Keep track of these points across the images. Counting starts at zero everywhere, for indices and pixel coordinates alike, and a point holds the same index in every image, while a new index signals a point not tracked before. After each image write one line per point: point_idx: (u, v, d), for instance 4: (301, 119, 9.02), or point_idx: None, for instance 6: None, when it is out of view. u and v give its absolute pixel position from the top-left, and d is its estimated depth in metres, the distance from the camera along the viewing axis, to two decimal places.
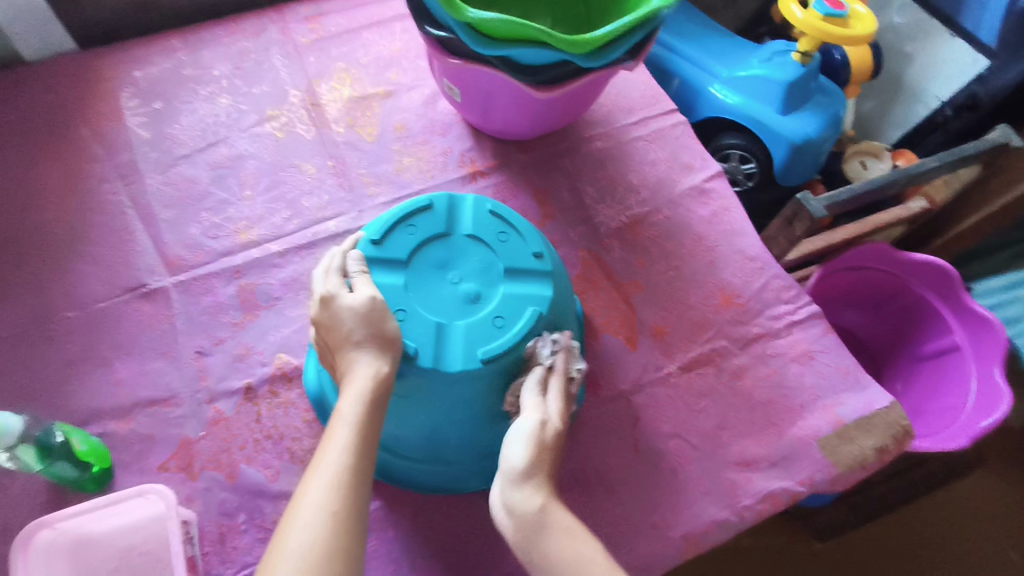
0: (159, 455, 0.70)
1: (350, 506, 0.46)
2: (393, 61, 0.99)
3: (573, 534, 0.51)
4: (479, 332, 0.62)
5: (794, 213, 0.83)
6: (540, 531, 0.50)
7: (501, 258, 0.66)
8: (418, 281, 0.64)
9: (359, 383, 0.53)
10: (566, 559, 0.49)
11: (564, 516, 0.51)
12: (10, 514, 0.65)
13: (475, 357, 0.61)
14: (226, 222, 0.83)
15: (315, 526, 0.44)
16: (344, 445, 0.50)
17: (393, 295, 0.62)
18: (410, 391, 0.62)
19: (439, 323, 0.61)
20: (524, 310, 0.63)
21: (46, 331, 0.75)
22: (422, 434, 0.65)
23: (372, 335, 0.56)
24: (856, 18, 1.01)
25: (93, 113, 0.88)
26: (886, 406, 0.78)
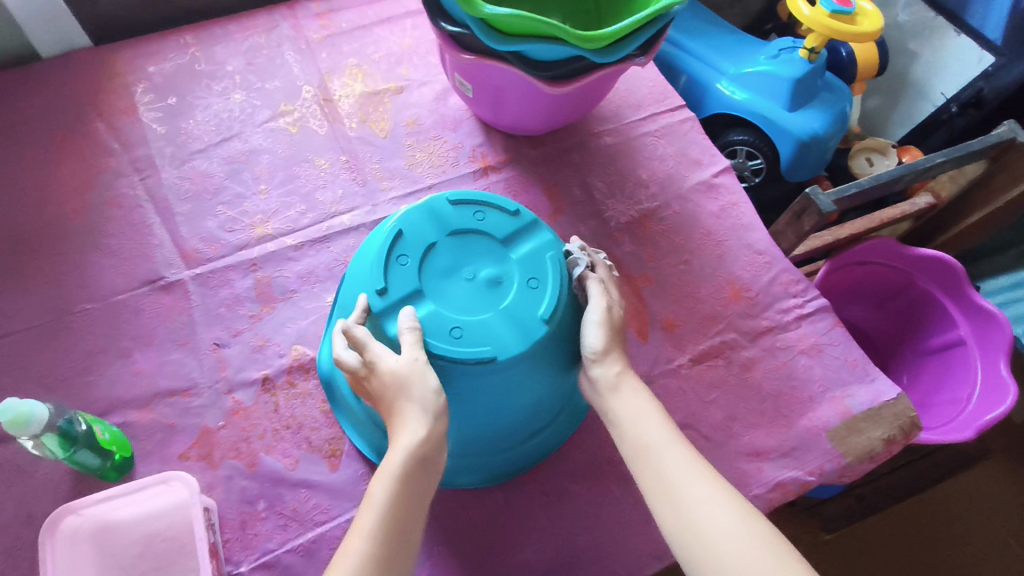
0: (180, 445, 0.71)
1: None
2: (404, 57, 1.00)
3: (638, 396, 0.60)
4: (524, 303, 0.62)
5: (803, 208, 0.84)
6: (613, 391, 0.60)
7: (493, 232, 0.66)
8: (441, 294, 0.62)
9: (397, 457, 0.53)
10: (630, 414, 0.58)
11: (639, 402, 0.59)
12: (34, 502, 0.66)
13: (537, 320, 0.62)
14: (241, 216, 0.84)
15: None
16: (377, 524, 0.50)
17: (436, 323, 0.60)
18: (480, 395, 0.62)
19: (494, 316, 0.61)
20: (542, 259, 0.65)
21: (66, 323, 0.76)
22: (442, 431, 0.66)
23: (419, 404, 0.54)
24: (864, 15, 1.02)
25: (109, 108, 0.89)
26: (894, 398, 0.79)
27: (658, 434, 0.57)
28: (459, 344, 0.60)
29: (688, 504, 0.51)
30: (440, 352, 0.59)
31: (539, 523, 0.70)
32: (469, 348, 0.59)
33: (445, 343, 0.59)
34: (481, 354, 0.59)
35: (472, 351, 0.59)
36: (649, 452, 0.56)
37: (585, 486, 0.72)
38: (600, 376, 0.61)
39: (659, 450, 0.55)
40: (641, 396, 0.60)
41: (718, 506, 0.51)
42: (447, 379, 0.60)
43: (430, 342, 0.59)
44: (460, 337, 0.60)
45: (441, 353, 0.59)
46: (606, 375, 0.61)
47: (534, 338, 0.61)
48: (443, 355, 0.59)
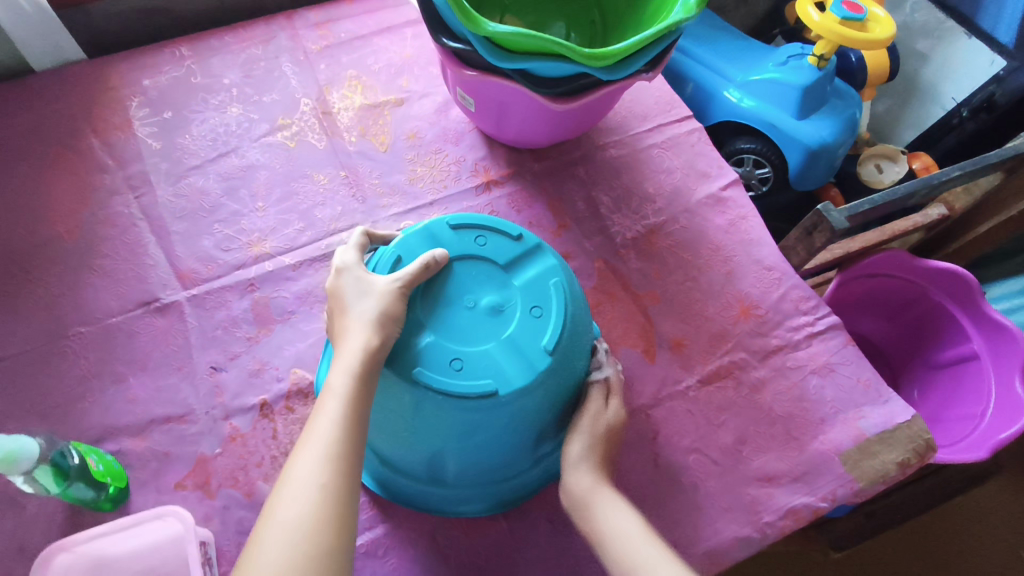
0: (175, 474, 0.69)
1: (338, 486, 0.47)
2: (405, 68, 0.97)
3: (618, 513, 0.57)
4: (529, 332, 0.60)
5: (814, 224, 0.82)
6: (589, 511, 0.58)
7: (494, 258, 0.64)
8: (441, 324, 0.60)
9: (350, 355, 0.53)
10: (610, 536, 0.56)
11: (626, 518, 0.57)
12: (26, 534, 0.65)
13: (541, 351, 0.59)
14: (238, 234, 0.82)
15: (305, 500, 0.45)
16: (335, 418, 0.50)
17: (435, 354, 0.58)
18: (482, 430, 0.60)
19: (496, 348, 0.59)
20: (545, 287, 0.63)
21: (59, 347, 0.74)
22: (443, 462, 0.64)
23: (375, 311, 0.56)
24: (875, 21, 1.00)
25: (102, 123, 0.87)
26: (909, 420, 0.77)
27: (642, 559, 0.54)
28: (460, 377, 0.57)
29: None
30: (440, 385, 0.57)
31: (545, 552, 0.68)
32: (470, 382, 0.57)
33: (445, 376, 0.57)
34: (483, 389, 0.57)
35: (473, 386, 0.57)
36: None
37: None
38: (575, 491, 0.59)
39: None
40: (620, 513, 0.57)
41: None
42: (448, 414, 0.58)
43: (428, 375, 0.57)
44: (460, 369, 0.58)
45: (440, 386, 0.57)
46: (585, 496, 0.59)
47: (538, 369, 0.59)
48: (441, 389, 0.57)
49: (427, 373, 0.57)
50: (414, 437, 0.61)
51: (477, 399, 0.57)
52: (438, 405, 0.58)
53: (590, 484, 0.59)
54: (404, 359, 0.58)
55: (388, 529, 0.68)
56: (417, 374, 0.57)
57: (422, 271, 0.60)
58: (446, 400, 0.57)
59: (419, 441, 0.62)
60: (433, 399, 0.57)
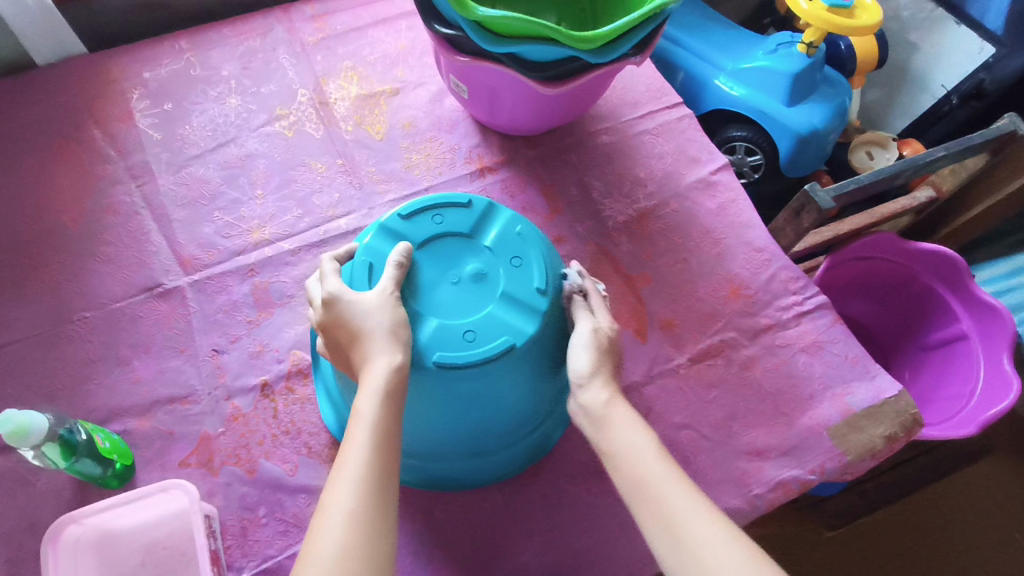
0: (179, 452, 0.71)
1: (373, 513, 0.48)
2: (400, 59, 0.99)
3: (629, 426, 0.56)
4: (516, 282, 0.63)
5: (802, 205, 0.83)
6: (604, 422, 0.57)
7: (459, 230, 0.66)
8: (438, 306, 0.62)
9: (375, 376, 0.54)
10: (625, 448, 0.54)
11: (634, 432, 0.55)
12: (36, 511, 0.67)
13: (536, 291, 0.63)
14: (238, 221, 0.84)
15: (343, 528, 0.46)
16: (365, 444, 0.51)
17: (444, 332, 0.60)
18: (493, 396, 0.63)
19: (498, 311, 0.62)
20: (515, 237, 0.66)
21: (65, 331, 0.76)
22: (447, 436, 0.66)
23: (386, 327, 0.56)
24: (862, 9, 1.01)
25: (104, 115, 0.89)
26: (895, 395, 0.79)
27: (656, 469, 0.52)
28: (476, 346, 0.60)
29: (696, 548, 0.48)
30: (456, 358, 0.59)
31: (539, 525, 0.70)
32: (484, 348, 0.60)
33: (460, 350, 0.59)
34: (500, 350, 0.60)
35: (488, 349, 0.59)
36: (652, 490, 0.51)
37: (584, 487, 0.72)
38: (590, 404, 0.58)
39: (653, 489, 0.51)
40: (633, 424, 0.56)
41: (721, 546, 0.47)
42: (466, 385, 0.60)
43: (444, 353, 0.59)
44: (473, 339, 0.60)
45: (457, 358, 0.59)
46: (597, 403, 0.58)
47: (541, 311, 0.63)
48: (457, 361, 0.59)
49: (442, 352, 0.59)
50: (419, 414, 0.63)
51: (498, 359, 0.60)
52: (458, 379, 0.60)
53: (604, 395, 0.58)
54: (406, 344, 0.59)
55: None
56: (434, 358, 0.59)
57: (400, 271, 0.61)
58: (464, 372, 0.59)
59: (426, 418, 0.64)
60: (450, 376, 0.59)
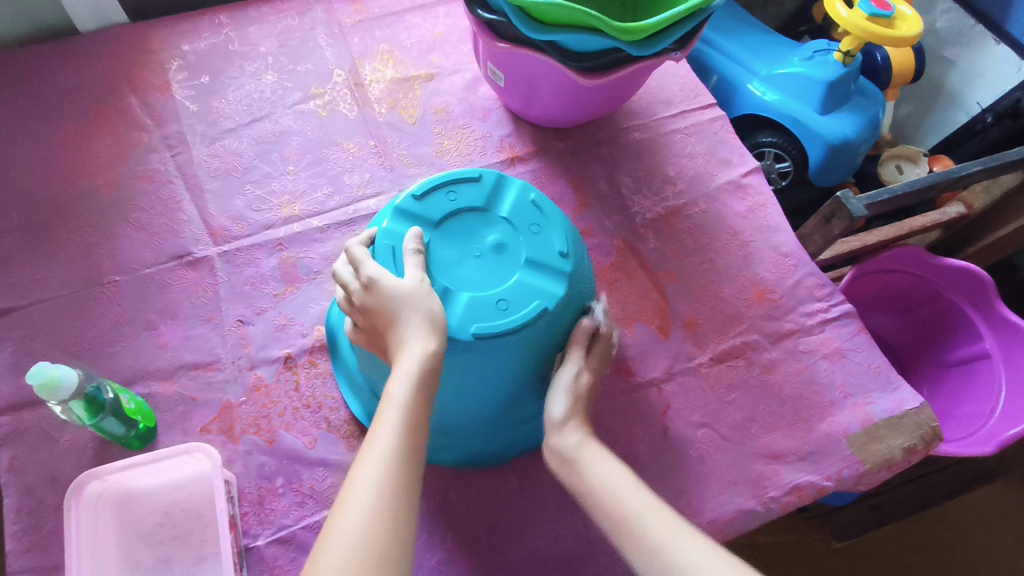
0: (201, 418, 0.72)
1: (399, 498, 0.47)
2: (436, 45, 0.99)
3: (607, 465, 0.56)
4: (539, 247, 0.64)
5: (833, 211, 0.83)
6: (576, 465, 0.57)
7: (472, 205, 0.66)
8: (463, 281, 0.62)
9: (408, 361, 0.54)
10: (603, 489, 0.54)
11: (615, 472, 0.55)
12: (58, 467, 0.68)
13: (556, 255, 0.64)
14: (269, 196, 0.85)
15: (367, 508, 0.46)
16: (395, 426, 0.51)
17: (479, 304, 0.61)
18: (522, 364, 0.64)
19: (526, 278, 0.63)
20: (530, 204, 0.67)
21: (94, 293, 0.77)
22: (475, 411, 0.67)
23: (420, 313, 0.56)
24: (902, 19, 1.00)
25: (143, 84, 0.90)
26: (917, 407, 0.78)
27: (617, 480, 0.54)
28: (510, 314, 0.61)
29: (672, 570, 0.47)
30: (496, 329, 0.60)
31: (553, 513, 0.70)
32: (520, 314, 0.61)
33: (498, 319, 0.60)
34: (535, 316, 0.61)
35: (526, 315, 0.60)
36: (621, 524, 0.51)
37: None
38: (561, 446, 0.59)
39: (633, 521, 0.50)
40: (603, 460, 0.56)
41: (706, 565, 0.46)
42: (504, 354, 0.61)
43: (483, 325, 0.60)
44: (506, 307, 0.61)
45: (497, 328, 0.60)
46: (567, 447, 0.58)
47: (566, 272, 0.64)
48: (497, 330, 0.60)
49: (482, 324, 0.60)
50: (447, 387, 0.64)
51: (535, 322, 0.61)
52: (498, 347, 0.61)
53: (578, 439, 0.59)
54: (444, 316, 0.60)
55: None
56: (474, 330, 0.59)
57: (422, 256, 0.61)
58: (503, 339, 0.60)
59: (454, 390, 0.64)
60: (490, 345, 0.60)
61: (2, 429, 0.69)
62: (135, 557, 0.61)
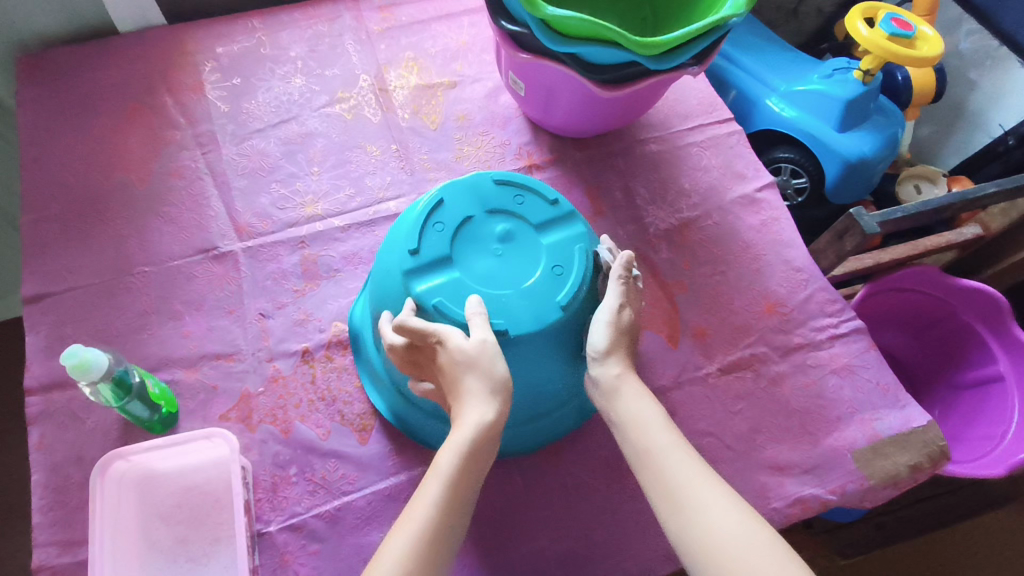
0: (220, 406, 0.75)
1: (425, 568, 0.50)
2: (460, 54, 1.02)
3: (641, 399, 0.59)
4: (535, 212, 0.67)
5: (845, 228, 0.83)
6: (615, 394, 0.60)
7: (459, 218, 0.66)
8: (513, 280, 0.63)
9: (463, 431, 0.55)
10: (630, 417, 0.58)
11: (652, 408, 0.59)
12: (83, 446, 0.71)
13: (551, 208, 0.68)
14: (293, 194, 0.88)
15: (404, 567, 0.49)
16: (433, 498, 0.53)
17: (543, 284, 0.63)
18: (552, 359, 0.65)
19: (548, 242, 0.66)
20: (498, 187, 0.68)
21: (124, 283, 0.80)
22: None
23: (482, 385, 0.56)
24: (923, 40, 1.02)
25: (178, 84, 0.94)
26: (924, 425, 0.78)
27: (652, 416, 0.58)
28: (567, 272, 0.64)
29: (689, 509, 0.52)
30: (573, 292, 0.63)
31: (557, 514, 0.71)
32: (575, 269, 0.64)
33: (565, 282, 0.63)
34: (585, 265, 0.65)
35: (580, 264, 0.64)
36: (647, 459, 0.56)
37: (603, 482, 0.73)
38: (603, 377, 0.60)
39: (654, 455, 0.55)
40: (643, 398, 0.59)
41: (718, 504, 0.51)
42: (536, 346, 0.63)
43: (562, 294, 0.63)
44: (561, 270, 0.64)
45: (572, 288, 0.63)
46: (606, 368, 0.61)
47: (570, 213, 0.68)
48: (574, 290, 0.63)
49: (561, 294, 0.63)
50: None
51: (587, 267, 0.65)
52: (564, 325, 0.63)
53: (619, 371, 0.61)
54: (514, 316, 0.61)
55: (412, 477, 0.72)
56: (560, 301, 0.62)
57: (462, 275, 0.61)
58: (578, 298, 0.64)
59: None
60: (572, 309, 0.63)
61: (33, 408, 0.72)
62: (154, 536, 0.64)
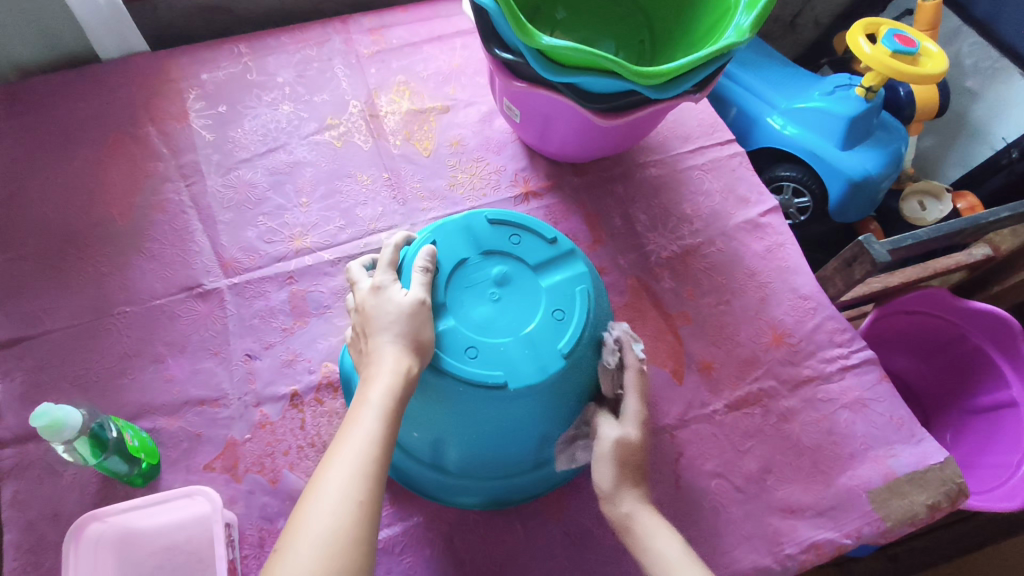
0: (205, 456, 0.71)
1: (370, 499, 0.47)
2: (452, 77, 0.99)
3: (660, 534, 0.58)
4: (533, 252, 0.65)
5: (855, 255, 0.80)
6: (628, 529, 0.59)
7: (452, 262, 0.63)
8: (512, 326, 0.60)
9: (387, 372, 0.52)
10: (653, 557, 0.56)
11: (671, 541, 0.57)
12: (60, 502, 0.67)
13: (549, 246, 0.65)
14: (281, 227, 0.85)
15: (341, 513, 0.45)
16: (369, 433, 0.49)
17: (544, 329, 0.60)
18: (551, 408, 0.62)
19: (547, 283, 0.63)
20: (493, 226, 0.65)
21: (104, 324, 0.77)
22: (488, 457, 0.64)
23: (409, 335, 0.55)
24: (927, 55, 0.99)
25: (161, 113, 0.91)
26: (941, 462, 0.75)
27: (671, 550, 0.56)
28: (568, 316, 0.61)
29: None
30: (576, 338, 0.60)
31: (559, 565, 0.68)
32: (577, 312, 0.61)
33: (568, 327, 0.61)
34: (587, 306, 0.62)
35: (582, 308, 0.62)
36: None
37: (608, 529, 0.69)
38: (615, 516, 0.60)
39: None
40: (661, 530, 0.58)
41: None
42: (535, 398, 0.60)
43: (564, 340, 0.60)
44: (562, 314, 0.61)
45: (574, 334, 0.60)
46: (617, 503, 0.60)
47: (569, 252, 0.65)
48: (576, 336, 0.60)
49: (563, 340, 0.60)
50: (455, 434, 0.62)
51: (589, 310, 0.63)
52: (565, 373, 0.60)
53: (631, 505, 0.60)
54: (514, 366, 0.58)
55: (407, 528, 0.68)
56: (562, 349, 0.59)
57: (428, 277, 0.59)
58: (580, 345, 0.61)
59: (466, 439, 0.62)
60: (574, 356, 0.60)
61: (6, 461, 0.69)
62: None
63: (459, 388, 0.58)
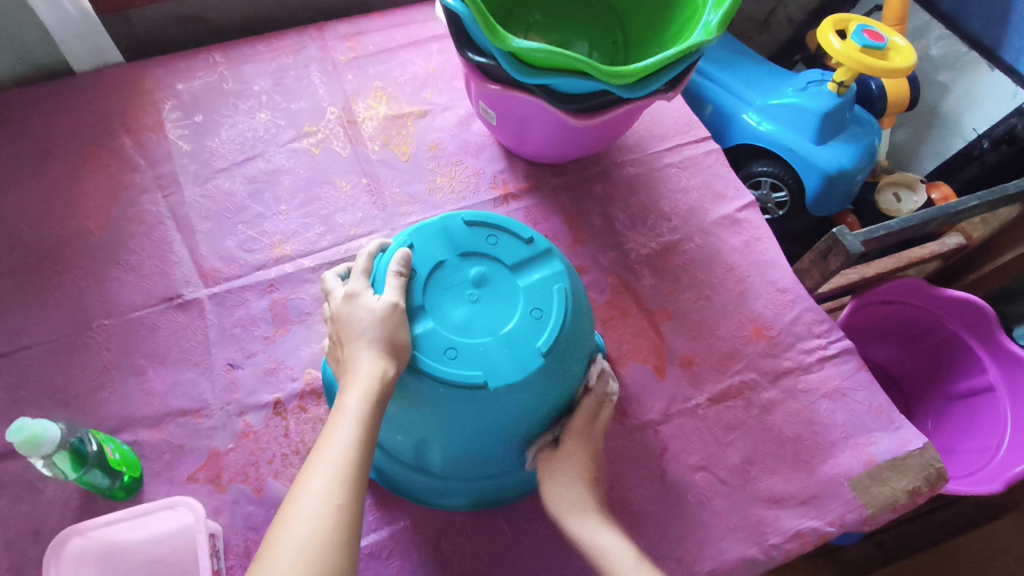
0: (188, 467, 0.71)
1: (350, 503, 0.47)
2: (429, 81, 1.00)
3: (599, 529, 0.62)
4: (510, 251, 0.65)
5: (829, 247, 0.81)
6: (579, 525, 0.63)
7: (430, 266, 0.63)
8: (491, 327, 0.60)
9: (364, 378, 0.52)
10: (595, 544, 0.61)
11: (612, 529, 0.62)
12: (42, 518, 0.67)
13: (525, 245, 0.65)
14: (260, 236, 0.85)
15: (319, 518, 0.45)
16: (348, 438, 0.50)
17: (523, 328, 0.60)
18: (533, 408, 0.62)
19: (525, 282, 0.63)
20: (469, 228, 0.66)
21: (83, 338, 0.76)
22: (472, 458, 0.65)
23: (385, 339, 0.55)
24: (896, 50, 1.01)
25: (136, 124, 0.90)
26: (920, 448, 0.76)
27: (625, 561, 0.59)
28: (547, 314, 0.62)
29: None
30: (554, 336, 0.60)
31: (547, 564, 0.68)
32: (555, 309, 0.62)
33: (547, 325, 0.61)
34: (565, 304, 0.63)
35: (560, 304, 0.62)
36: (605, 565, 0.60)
37: None
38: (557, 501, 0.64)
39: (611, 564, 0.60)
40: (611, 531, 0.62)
41: None
42: (516, 398, 0.60)
43: (544, 338, 0.60)
44: (541, 313, 0.62)
45: (553, 331, 0.61)
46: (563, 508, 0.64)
47: (546, 249, 0.65)
48: (555, 333, 0.61)
49: (541, 338, 0.60)
50: (438, 437, 0.62)
51: (567, 307, 0.63)
52: (545, 371, 0.60)
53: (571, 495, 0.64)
54: (494, 367, 0.59)
55: (394, 532, 0.68)
56: (540, 347, 0.60)
57: (403, 281, 0.60)
58: (559, 343, 0.61)
59: (449, 441, 0.62)
60: (555, 354, 0.61)
61: None
62: None
63: (439, 390, 0.58)
